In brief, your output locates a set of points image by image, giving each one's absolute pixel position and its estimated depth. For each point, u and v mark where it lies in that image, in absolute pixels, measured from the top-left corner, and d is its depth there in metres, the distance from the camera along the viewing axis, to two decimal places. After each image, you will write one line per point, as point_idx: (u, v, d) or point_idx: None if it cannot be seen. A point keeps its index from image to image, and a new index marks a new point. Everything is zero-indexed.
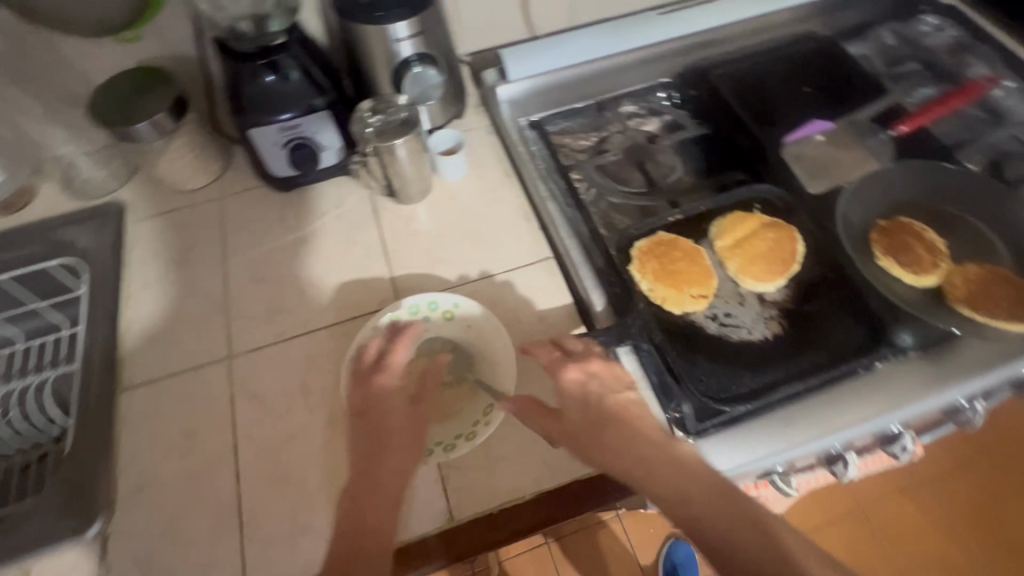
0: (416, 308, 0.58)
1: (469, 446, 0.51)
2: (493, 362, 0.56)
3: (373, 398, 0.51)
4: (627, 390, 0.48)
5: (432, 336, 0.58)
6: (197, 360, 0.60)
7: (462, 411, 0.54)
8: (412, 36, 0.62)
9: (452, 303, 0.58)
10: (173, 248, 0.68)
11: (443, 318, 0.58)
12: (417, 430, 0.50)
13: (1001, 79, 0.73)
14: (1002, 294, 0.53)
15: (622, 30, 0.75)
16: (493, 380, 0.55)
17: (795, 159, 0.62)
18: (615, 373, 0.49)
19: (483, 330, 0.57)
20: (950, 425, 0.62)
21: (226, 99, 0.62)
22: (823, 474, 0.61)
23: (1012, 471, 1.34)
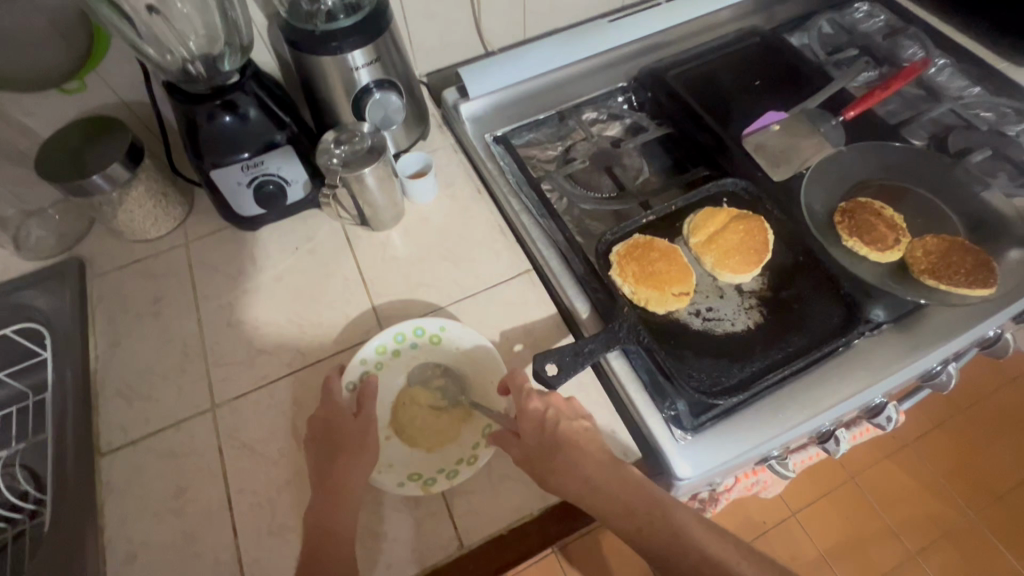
0: (403, 336, 0.57)
1: (472, 471, 0.51)
2: (486, 383, 0.55)
3: (354, 427, 0.51)
4: (581, 418, 0.51)
5: (420, 363, 0.57)
6: (178, 415, 0.58)
7: (461, 435, 0.53)
8: (369, 63, 0.62)
9: (438, 327, 0.57)
10: (141, 300, 0.65)
11: (430, 343, 0.58)
12: (369, 433, 0.51)
13: (932, 58, 0.77)
14: (961, 262, 0.55)
15: (576, 39, 0.76)
16: (488, 400, 0.55)
17: (756, 149, 0.63)
18: (571, 405, 0.51)
19: (472, 351, 0.57)
20: (926, 390, 0.65)
21: (182, 144, 0.61)
22: (816, 451, 0.64)
23: (984, 422, 1.41)
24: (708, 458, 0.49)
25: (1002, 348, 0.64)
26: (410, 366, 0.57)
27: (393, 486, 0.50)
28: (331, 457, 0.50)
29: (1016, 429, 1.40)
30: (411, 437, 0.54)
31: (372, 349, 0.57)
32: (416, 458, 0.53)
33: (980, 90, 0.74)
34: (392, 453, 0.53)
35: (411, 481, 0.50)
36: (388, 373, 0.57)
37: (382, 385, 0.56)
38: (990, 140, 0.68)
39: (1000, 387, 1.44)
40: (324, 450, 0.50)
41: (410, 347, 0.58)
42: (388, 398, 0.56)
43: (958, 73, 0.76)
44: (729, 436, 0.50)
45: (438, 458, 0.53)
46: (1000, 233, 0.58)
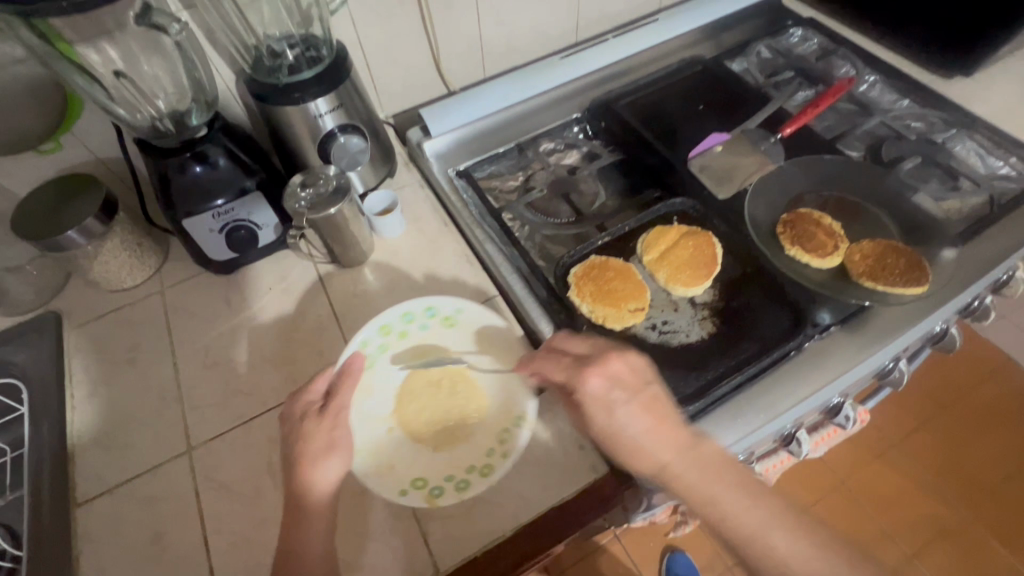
0: (413, 314, 0.62)
1: (484, 484, 0.52)
2: (509, 385, 0.58)
3: (341, 425, 0.52)
4: (649, 385, 0.50)
5: (430, 347, 0.61)
6: (156, 459, 0.58)
7: (473, 435, 0.55)
8: (332, 109, 0.65)
9: (454, 308, 0.62)
10: (119, 349, 0.67)
11: (445, 325, 0.62)
12: (337, 435, 0.51)
13: (863, 75, 0.83)
14: (895, 263, 0.58)
15: (529, 76, 0.81)
16: (504, 404, 0.57)
17: (701, 170, 0.68)
18: (636, 373, 0.50)
19: (490, 339, 0.61)
20: (887, 388, 0.68)
21: (156, 196, 0.64)
22: (784, 455, 0.66)
23: (965, 418, 1.44)
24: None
25: (950, 342, 0.67)
26: (417, 348, 0.61)
27: (398, 496, 0.52)
28: (296, 458, 0.50)
29: (998, 423, 1.42)
30: (416, 434, 0.56)
31: (376, 330, 0.61)
32: (423, 460, 0.54)
33: (910, 103, 0.80)
34: (393, 453, 0.55)
35: (413, 489, 0.52)
36: (390, 354, 0.61)
37: (387, 364, 0.60)
38: (920, 149, 0.72)
39: (978, 382, 1.48)
40: (318, 449, 0.50)
41: (419, 326, 0.62)
42: (393, 380, 0.59)
43: (889, 87, 0.82)
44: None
45: (445, 465, 0.54)
46: (932, 234, 0.62)
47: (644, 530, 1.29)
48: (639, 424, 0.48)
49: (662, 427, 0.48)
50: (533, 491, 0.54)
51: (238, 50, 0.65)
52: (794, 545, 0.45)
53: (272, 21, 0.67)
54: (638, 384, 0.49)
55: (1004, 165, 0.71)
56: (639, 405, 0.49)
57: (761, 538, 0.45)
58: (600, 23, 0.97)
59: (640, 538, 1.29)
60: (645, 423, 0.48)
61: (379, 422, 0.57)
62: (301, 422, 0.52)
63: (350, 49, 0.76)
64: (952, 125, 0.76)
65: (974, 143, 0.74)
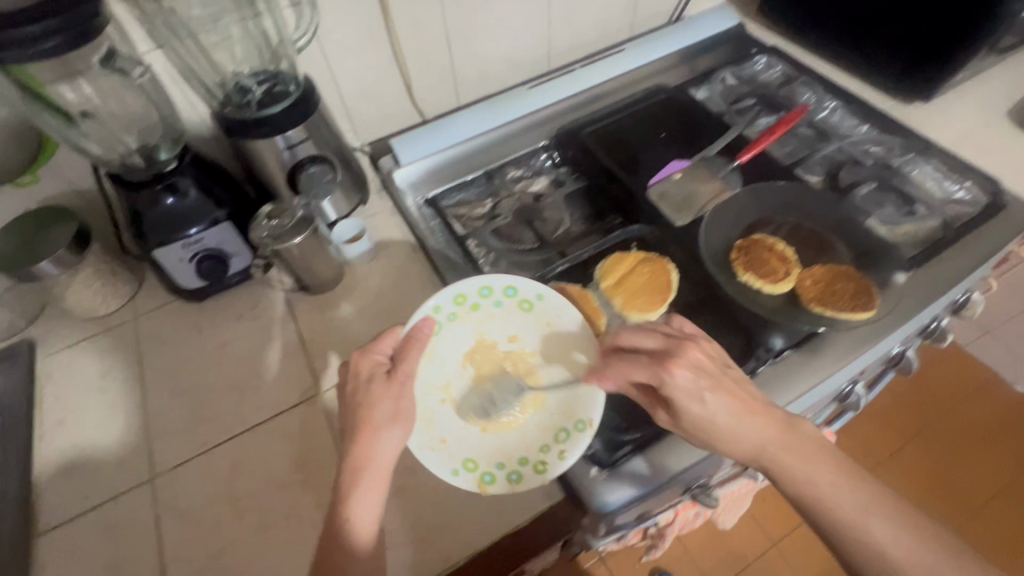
0: (491, 290, 0.61)
1: (540, 481, 0.52)
2: (574, 386, 0.56)
3: (405, 399, 0.51)
4: (727, 369, 0.52)
5: (505, 322, 0.60)
6: (119, 488, 0.59)
7: (529, 426, 0.55)
8: (300, 141, 0.68)
9: (536, 294, 0.60)
10: (89, 377, 0.68)
11: (519, 305, 0.60)
12: (400, 402, 0.50)
13: (823, 102, 0.85)
14: (845, 289, 0.59)
15: (498, 107, 0.84)
16: (566, 403, 0.55)
17: (660, 198, 0.69)
18: (715, 361, 0.51)
19: (563, 332, 0.59)
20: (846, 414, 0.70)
21: (129, 228, 0.66)
22: (743, 481, 0.68)
23: (949, 436, 1.45)
24: (624, 489, 0.53)
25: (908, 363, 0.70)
26: (488, 320, 0.60)
27: (449, 475, 0.52)
28: (358, 423, 0.49)
29: (979, 439, 1.44)
30: (468, 414, 0.56)
31: (451, 297, 0.60)
32: (473, 441, 0.54)
33: (869, 128, 0.81)
34: (445, 428, 0.55)
35: (466, 471, 0.52)
36: (461, 322, 0.59)
37: (455, 331, 0.59)
38: (876, 173, 0.74)
39: (960, 399, 1.50)
40: (385, 416, 0.50)
41: (493, 302, 0.60)
42: (459, 349, 0.59)
43: (849, 113, 0.83)
44: (641, 468, 0.54)
45: (497, 451, 0.54)
46: (885, 259, 0.63)
47: (628, 551, 1.29)
48: (727, 411, 0.49)
49: (747, 413, 0.50)
50: (486, 518, 0.54)
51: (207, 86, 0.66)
52: (895, 532, 0.48)
53: (244, 58, 0.69)
54: (720, 371, 0.51)
55: (959, 189, 0.73)
56: (726, 394, 0.50)
57: (860, 522, 0.48)
58: (570, 52, 1.00)
59: (623, 559, 1.29)
60: (733, 410, 0.49)
61: (435, 390, 0.57)
62: (368, 384, 0.51)
63: (323, 82, 0.79)
64: (909, 149, 0.78)
65: (931, 168, 0.75)
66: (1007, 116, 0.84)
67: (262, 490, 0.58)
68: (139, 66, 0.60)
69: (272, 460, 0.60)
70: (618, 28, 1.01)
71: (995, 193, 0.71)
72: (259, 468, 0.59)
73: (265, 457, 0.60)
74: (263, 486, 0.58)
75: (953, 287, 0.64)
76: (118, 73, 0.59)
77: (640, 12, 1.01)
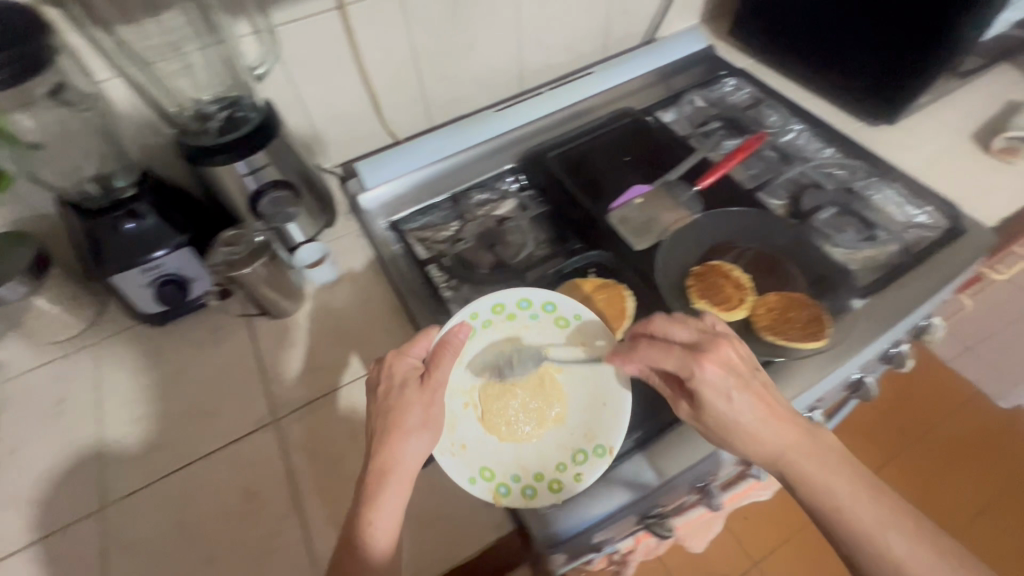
0: (530, 302, 0.62)
1: (552, 500, 0.53)
2: (598, 408, 0.57)
3: (436, 407, 0.52)
4: (757, 372, 0.52)
5: (538, 334, 0.61)
6: (68, 518, 0.59)
7: (549, 441, 0.56)
8: (256, 169, 0.67)
9: (574, 313, 0.61)
10: (46, 403, 0.68)
11: (554, 321, 0.61)
12: (429, 409, 0.52)
13: (790, 124, 0.86)
14: (798, 317, 0.60)
15: (465, 129, 0.84)
16: (589, 425, 0.56)
17: (620, 222, 0.69)
18: (744, 362, 0.52)
19: (594, 354, 0.59)
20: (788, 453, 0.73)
21: (85, 254, 0.65)
22: (697, 512, 0.66)
23: (933, 453, 1.44)
24: (584, 513, 0.54)
25: (868, 392, 0.69)
26: (522, 330, 0.61)
27: (466, 482, 0.53)
28: (386, 426, 0.50)
29: (962, 457, 1.43)
30: (490, 423, 0.56)
31: (488, 305, 0.61)
32: (492, 451, 0.56)
33: (834, 151, 0.82)
34: (467, 434, 0.56)
35: (482, 480, 0.54)
36: (495, 330, 0.61)
37: (489, 336, 0.60)
38: (836, 198, 0.74)
39: (943, 415, 1.49)
40: (416, 422, 0.51)
41: (529, 314, 0.61)
42: (489, 354, 0.60)
43: (815, 136, 0.84)
44: (603, 492, 0.55)
45: (515, 463, 0.55)
46: (840, 287, 0.63)
47: None
48: (752, 411, 0.50)
49: (768, 414, 0.51)
50: (432, 549, 0.55)
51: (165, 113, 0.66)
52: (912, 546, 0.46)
53: (208, 85, 0.70)
54: (749, 372, 0.51)
55: (920, 214, 0.73)
56: (753, 394, 0.51)
57: (879, 533, 0.47)
58: (544, 72, 1.00)
59: None
60: (756, 410, 0.50)
61: (458, 393, 0.58)
62: (401, 389, 0.52)
63: (289, 107, 0.78)
64: (872, 174, 0.78)
65: (893, 192, 0.76)
66: (971, 139, 0.85)
67: (212, 520, 0.58)
68: (88, 99, 0.61)
69: (223, 488, 0.60)
70: (591, 49, 1.02)
71: (955, 218, 0.71)
72: (209, 498, 0.59)
73: (217, 486, 0.60)
74: (212, 517, 0.58)
75: (909, 313, 0.64)
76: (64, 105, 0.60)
77: (612, 34, 1.02)
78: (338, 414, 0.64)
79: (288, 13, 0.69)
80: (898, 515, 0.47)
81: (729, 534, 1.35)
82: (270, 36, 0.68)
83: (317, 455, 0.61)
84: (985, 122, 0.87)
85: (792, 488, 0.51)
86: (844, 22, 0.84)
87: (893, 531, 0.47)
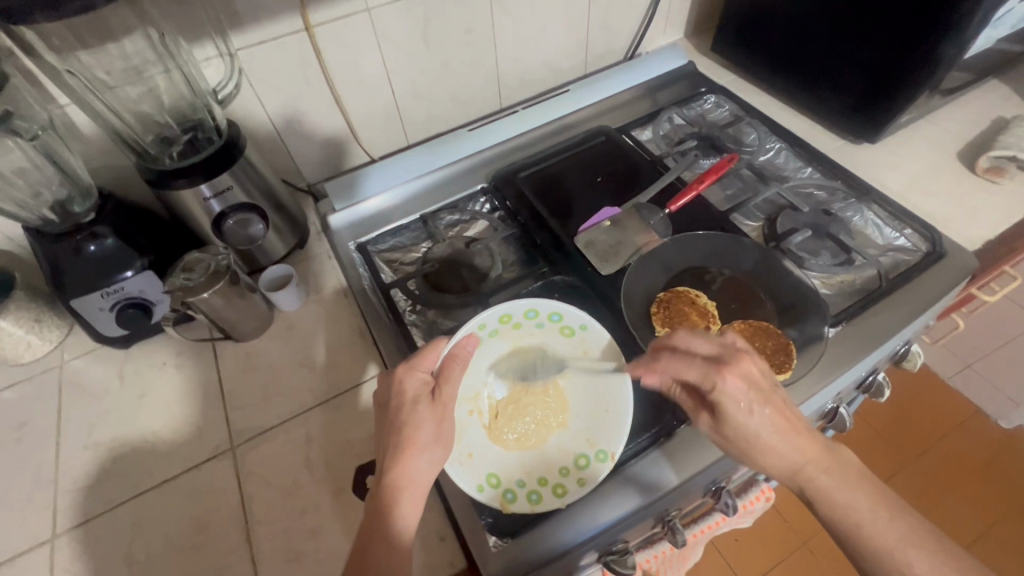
0: (537, 312, 0.61)
1: (558, 504, 0.53)
2: (601, 414, 0.56)
3: (448, 420, 0.51)
4: (777, 386, 0.51)
5: (541, 342, 0.60)
6: (18, 547, 0.58)
7: (553, 447, 0.55)
8: (218, 194, 0.66)
9: (579, 323, 0.60)
10: (6, 427, 0.67)
11: (559, 329, 0.61)
12: (441, 425, 0.50)
13: (769, 143, 0.84)
14: (762, 347, 0.59)
15: (439, 150, 0.85)
16: (591, 430, 0.56)
17: (587, 246, 0.69)
18: (765, 374, 0.50)
19: (596, 362, 0.59)
20: (760, 484, 0.72)
21: (47, 278, 0.65)
22: (662, 546, 0.64)
23: (932, 475, 1.40)
24: (587, 523, 0.53)
25: (842, 422, 0.70)
26: (527, 338, 0.60)
27: (473, 490, 0.52)
28: (398, 439, 0.49)
29: (964, 480, 1.39)
30: (496, 431, 0.56)
31: (496, 315, 0.60)
32: (496, 458, 0.55)
33: (813, 171, 0.80)
34: (472, 442, 0.55)
35: (489, 487, 0.53)
36: (501, 339, 0.60)
37: (494, 345, 0.60)
38: (812, 220, 0.72)
39: (941, 435, 1.46)
40: (428, 436, 0.49)
41: (535, 323, 0.61)
42: (495, 362, 0.59)
43: (794, 155, 0.82)
44: (611, 496, 0.54)
45: (519, 469, 0.54)
46: (810, 314, 0.61)
47: None
48: (771, 426, 0.49)
49: (790, 433, 0.50)
50: None
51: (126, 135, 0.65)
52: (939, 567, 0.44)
53: (172, 107, 0.70)
54: (769, 388, 0.50)
55: (899, 237, 0.71)
56: (773, 409, 0.49)
57: (900, 555, 0.45)
58: (523, 89, 0.99)
59: None
60: (777, 426, 0.49)
61: (464, 401, 0.57)
62: (413, 404, 0.50)
63: (259, 128, 0.77)
64: (851, 196, 0.76)
65: (872, 214, 0.74)
66: (955, 159, 0.83)
67: (160, 552, 0.57)
68: (37, 126, 0.60)
69: (175, 519, 0.59)
70: (571, 67, 1.01)
71: (935, 242, 0.69)
72: (160, 529, 0.58)
73: (168, 516, 0.59)
74: (162, 549, 0.57)
75: (883, 343, 0.62)
76: (11, 135, 0.58)
77: (592, 51, 1.01)
78: (296, 441, 0.63)
79: (250, 36, 0.68)
80: (910, 550, 0.45)
81: (720, 557, 1.32)
82: (234, 61, 0.69)
83: (271, 485, 0.60)
84: (971, 141, 0.85)
85: (815, 510, 0.50)
86: (824, 41, 0.83)
87: (915, 553, 0.45)
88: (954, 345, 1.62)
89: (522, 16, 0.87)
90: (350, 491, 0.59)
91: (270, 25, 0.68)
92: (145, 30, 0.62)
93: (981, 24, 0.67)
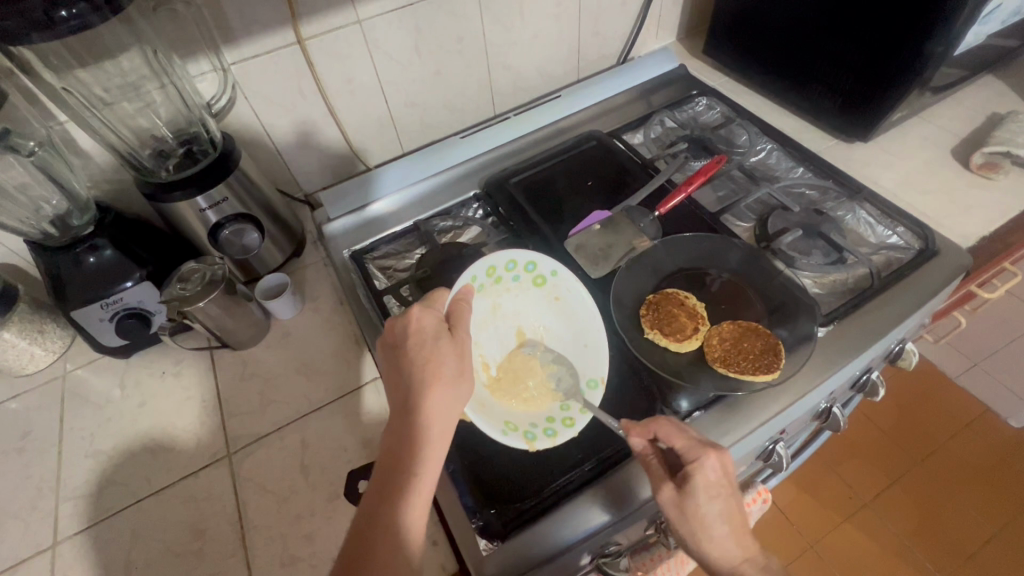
0: (515, 263, 0.62)
1: (573, 432, 0.55)
2: (581, 349, 0.61)
3: (465, 355, 0.49)
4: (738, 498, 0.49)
5: (517, 296, 0.63)
6: (20, 555, 0.59)
7: (550, 390, 0.59)
8: (214, 205, 0.67)
9: (550, 269, 0.62)
10: (10, 437, 0.68)
11: (533, 281, 0.63)
12: (463, 359, 0.49)
13: (759, 143, 0.84)
14: (751, 348, 0.59)
15: (430, 157, 0.86)
16: (577, 365, 0.60)
17: (577, 249, 0.69)
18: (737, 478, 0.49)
19: (568, 306, 0.63)
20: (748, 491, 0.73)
21: (49, 293, 0.67)
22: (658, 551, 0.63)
23: (940, 476, 1.38)
24: (582, 524, 0.52)
25: (835, 422, 0.70)
26: (505, 295, 0.62)
27: (500, 433, 0.53)
28: (420, 377, 0.47)
29: (971, 477, 1.38)
30: (497, 386, 0.59)
31: (483, 267, 0.59)
32: (506, 409, 0.57)
33: (805, 171, 0.80)
34: (480, 395, 0.57)
35: (511, 431, 0.54)
36: (485, 295, 0.61)
37: (478, 302, 0.60)
38: (804, 219, 0.72)
39: (948, 434, 1.45)
40: (452, 372, 0.47)
41: (512, 277, 0.62)
42: (481, 321, 0.61)
43: (785, 155, 0.82)
44: (609, 496, 0.53)
45: (528, 414, 0.57)
46: (800, 313, 0.62)
47: None
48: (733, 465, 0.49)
49: None
50: None
51: (124, 148, 0.68)
52: None
53: (170, 120, 0.72)
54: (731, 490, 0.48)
55: (892, 235, 0.71)
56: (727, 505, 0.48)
57: None
58: (517, 96, 1.00)
59: None
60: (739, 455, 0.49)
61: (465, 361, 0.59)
62: (435, 342, 0.49)
63: (254, 139, 0.79)
64: (842, 195, 0.76)
65: (864, 212, 0.73)
66: (948, 157, 0.82)
67: (157, 558, 0.57)
68: (35, 142, 0.63)
69: (173, 525, 0.59)
70: (563, 72, 1.02)
71: (928, 239, 0.68)
72: (157, 537, 0.59)
73: (166, 522, 0.60)
74: (160, 555, 0.58)
75: (875, 342, 0.61)
76: (10, 151, 0.61)
77: (585, 55, 1.02)
78: (294, 447, 0.64)
79: (244, 51, 0.69)
80: None
81: None
82: (228, 76, 0.70)
83: (266, 491, 0.61)
84: (965, 139, 0.84)
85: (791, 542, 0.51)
86: (814, 41, 0.83)
87: None
88: (961, 343, 1.60)
89: (512, 24, 0.88)
90: (344, 495, 0.59)
91: (263, 40, 0.70)
92: (140, 47, 0.64)
93: (969, 19, 0.66)
